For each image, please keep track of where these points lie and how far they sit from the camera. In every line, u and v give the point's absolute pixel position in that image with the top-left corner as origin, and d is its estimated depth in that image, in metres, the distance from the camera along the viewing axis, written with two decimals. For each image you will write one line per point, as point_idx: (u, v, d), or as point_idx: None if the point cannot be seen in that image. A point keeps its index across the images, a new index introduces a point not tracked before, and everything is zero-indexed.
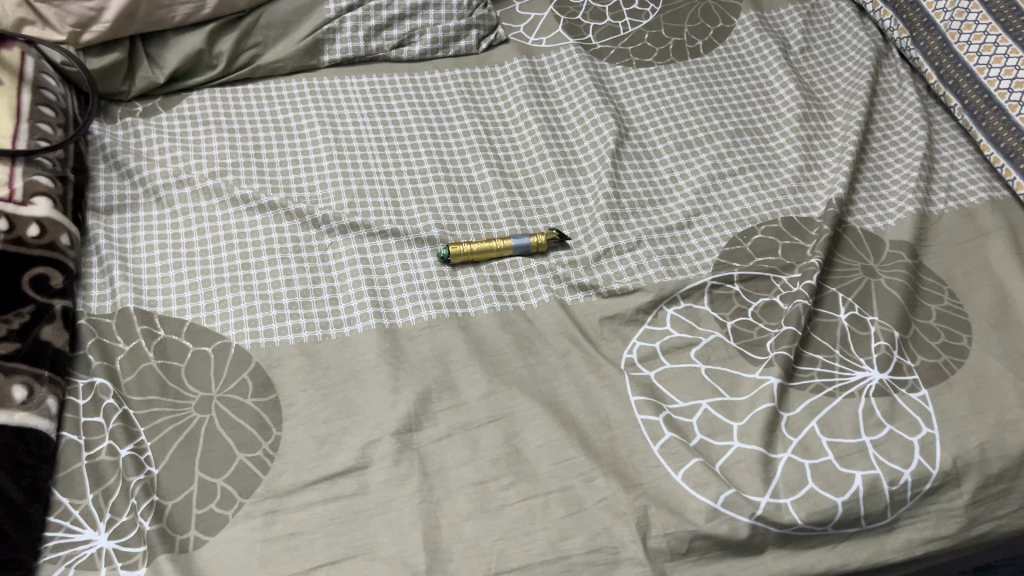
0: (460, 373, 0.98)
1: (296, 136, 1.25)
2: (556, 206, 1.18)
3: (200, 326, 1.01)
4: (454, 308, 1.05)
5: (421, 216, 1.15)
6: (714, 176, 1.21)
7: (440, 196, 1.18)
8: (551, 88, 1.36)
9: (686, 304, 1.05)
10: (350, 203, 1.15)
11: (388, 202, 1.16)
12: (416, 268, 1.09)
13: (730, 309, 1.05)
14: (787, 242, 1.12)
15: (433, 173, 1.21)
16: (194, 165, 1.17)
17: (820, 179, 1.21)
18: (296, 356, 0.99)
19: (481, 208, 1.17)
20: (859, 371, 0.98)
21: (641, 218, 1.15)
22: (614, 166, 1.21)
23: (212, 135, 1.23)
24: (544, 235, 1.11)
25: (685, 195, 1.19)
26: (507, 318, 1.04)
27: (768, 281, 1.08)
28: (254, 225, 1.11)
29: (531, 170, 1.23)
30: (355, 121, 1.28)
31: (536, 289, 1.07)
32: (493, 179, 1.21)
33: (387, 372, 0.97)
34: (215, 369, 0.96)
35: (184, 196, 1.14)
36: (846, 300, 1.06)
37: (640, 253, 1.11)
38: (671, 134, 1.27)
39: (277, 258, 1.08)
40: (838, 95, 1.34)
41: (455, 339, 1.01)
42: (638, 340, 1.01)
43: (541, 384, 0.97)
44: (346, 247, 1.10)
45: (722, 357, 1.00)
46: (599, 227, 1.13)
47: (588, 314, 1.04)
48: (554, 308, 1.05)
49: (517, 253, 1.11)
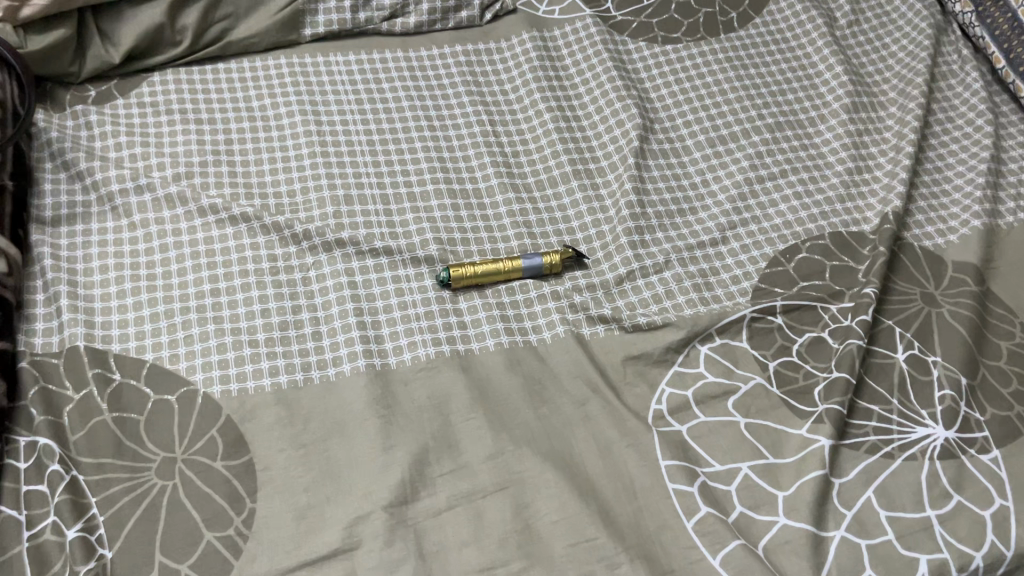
0: (462, 428, 0.84)
1: (274, 127, 1.09)
2: (570, 215, 1.03)
3: (162, 368, 0.87)
4: (455, 344, 0.91)
5: (417, 228, 1.00)
6: (752, 180, 1.06)
7: (439, 203, 1.03)
8: (565, 67, 1.19)
9: (722, 340, 0.92)
10: (335, 212, 1.00)
11: (379, 210, 1.01)
12: (412, 293, 0.95)
13: (772, 347, 0.91)
14: (836, 263, 0.98)
15: (430, 174, 1.06)
16: (156, 166, 1.02)
17: (872, 184, 1.06)
18: (273, 406, 0.85)
19: (486, 217, 1.03)
20: (920, 428, 0.85)
21: (669, 232, 1.01)
22: (638, 167, 1.05)
23: (176, 126, 1.07)
24: (555, 252, 0.97)
25: (718, 203, 1.04)
26: (516, 356, 0.90)
27: (815, 313, 0.94)
28: (225, 241, 0.97)
29: (541, 170, 1.08)
30: (342, 107, 1.12)
31: (549, 319, 0.94)
32: (499, 181, 1.06)
33: (378, 428, 0.84)
34: (179, 425, 0.83)
35: (143, 205, 0.99)
36: (904, 337, 0.92)
37: (667, 276, 0.97)
38: (702, 127, 1.12)
39: (251, 281, 0.94)
40: (890, 79, 1.18)
41: (455, 384, 0.87)
42: (667, 386, 0.88)
43: (556, 440, 0.84)
44: (331, 268, 0.95)
45: (763, 408, 0.87)
46: (621, 244, 0.99)
47: (609, 352, 0.91)
48: (569, 345, 0.91)
49: (527, 275, 0.97)
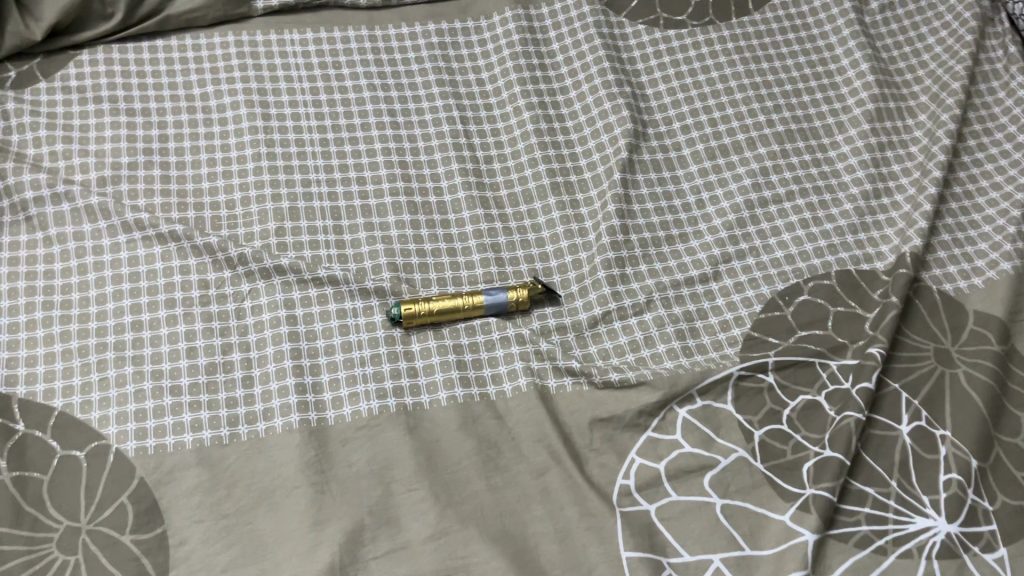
0: (404, 501, 0.75)
1: (216, 121, 0.96)
2: (545, 238, 0.92)
3: (71, 418, 0.78)
4: (402, 396, 0.81)
5: (370, 250, 0.89)
6: (753, 203, 0.93)
7: (397, 218, 0.91)
8: (551, 54, 1.05)
9: (703, 402, 0.81)
10: (277, 229, 0.89)
11: (329, 227, 0.90)
12: (358, 331, 0.84)
13: (760, 412, 0.81)
14: (841, 310, 0.87)
15: (390, 181, 0.94)
16: (78, 167, 0.91)
17: (890, 211, 0.93)
18: (193, 467, 0.76)
19: (449, 237, 0.91)
20: (920, 518, 0.75)
21: (654, 264, 0.89)
22: (624, 184, 0.93)
23: (104, 117, 0.95)
24: (523, 286, 0.87)
25: (713, 229, 0.92)
26: (470, 413, 0.80)
27: (812, 371, 0.83)
28: (151, 263, 0.86)
29: (516, 181, 0.96)
30: (294, 96, 0.99)
31: (511, 368, 0.83)
32: (467, 194, 0.94)
33: (309, 499, 0.75)
34: (86, 488, 0.74)
35: (61, 216, 0.88)
36: (911, 404, 0.81)
37: (648, 319, 0.86)
38: (701, 133, 0.98)
39: (178, 313, 0.84)
40: (922, 80, 1.03)
41: (400, 447, 0.78)
42: (637, 456, 0.78)
43: (507, 519, 0.75)
44: (270, 299, 0.85)
45: (743, 486, 0.77)
46: (598, 278, 0.88)
47: (575, 412, 0.81)
48: (531, 402, 0.81)
49: (490, 313, 0.86)
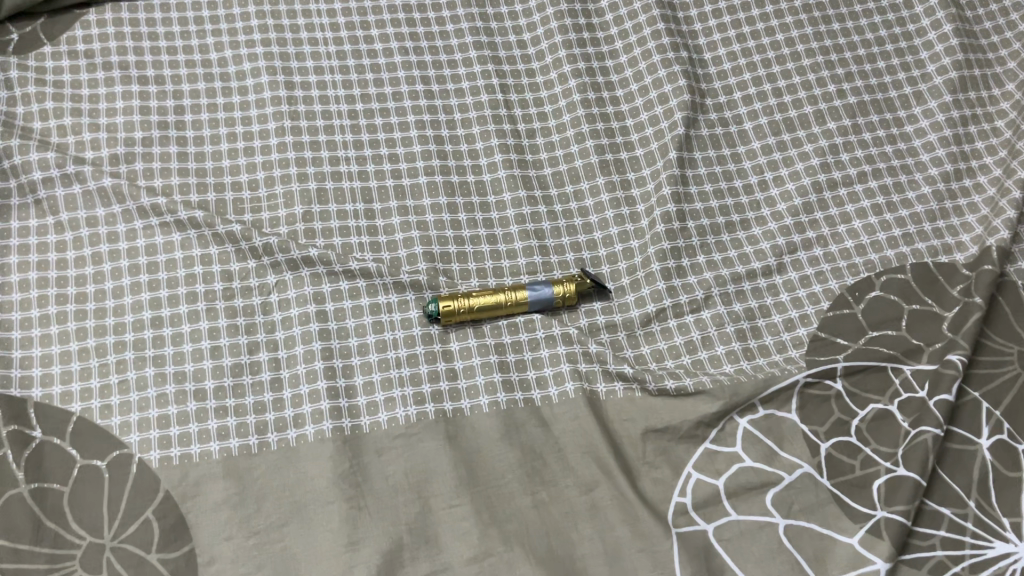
0: (444, 518, 0.70)
1: (236, 90, 0.89)
2: (593, 224, 0.85)
3: (90, 424, 0.72)
4: (441, 402, 0.76)
5: (404, 238, 0.82)
6: (821, 185, 0.86)
7: (433, 201, 0.84)
8: (599, 13, 0.96)
9: (765, 412, 0.76)
10: (304, 214, 0.82)
11: (360, 211, 0.83)
12: (393, 329, 0.78)
13: (827, 423, 0.75)
14: (917, 307, 0.79)
15: (424, 158, 0.87)
16: (88, 143, 0.84)
17: (972, 195, 0.85)
18: (221, 480, 0.71)
19: (490, 223, 0.84)
20: (999, 544, 0.70)
21: (712, 255, 0.83)
22: (680, 164, 0.85)
23: (115, 86, 0.87)
24: (570, 280, 0.80)
25: (776, 215, 0.85)
26: (514, 420, 0.75)
27: (884, 376, 0.77)
28: (171, 252, 0.80)
29: (561, 159, 0.88)
30: (320, 62, 0.91)
31: (557, 371, 0.77)
32: (507, 173, 0.86)
33: (343, 515, 0.70)
34: (109, 501, 0.69)
35: (73, 199, 0.81)
36: (992, 415, 0.75)
37: (707, 317, 0.79)
38: (765, 104, 0.90)
39: (200, 308, 0.78)
40: (1010, 44, 0.94)
41: (440, 458, 0.73)
42: (694, 471, 0.73)
43: (554, 538, 0.70)
44: (298, 293, 0.79)
45: (808, 505, 0.72)
46: (652, 271, 0.81)
47: (626, 421, 0.75)
48: (579, 410, 0.75)
49: (534, 309, 0.80)
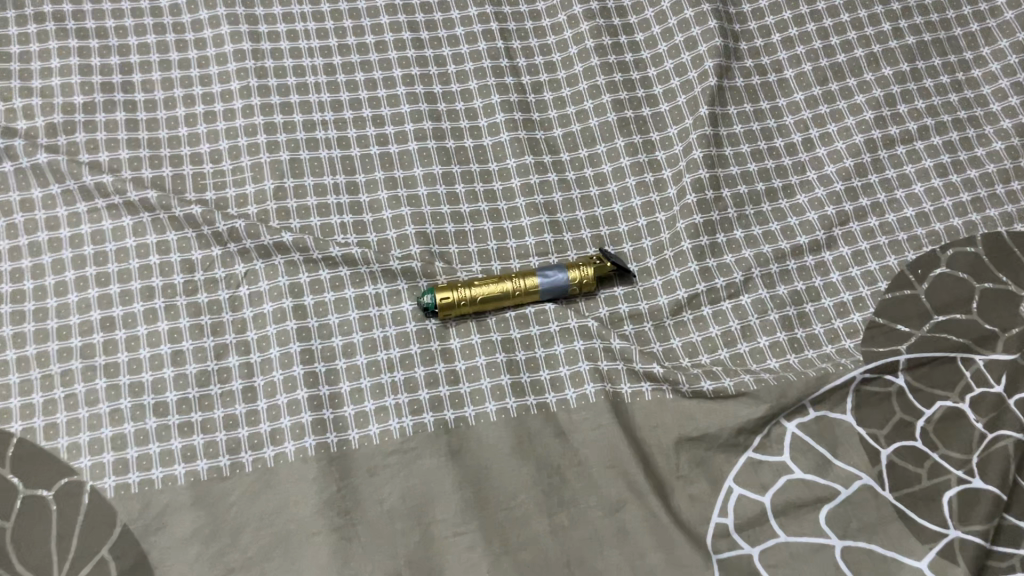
0: (448, 548, 0.60)
1: (193, 43, 0.78)
2: (611, 194, 0.75)
3: (33, 447, 0.61)
4: (442, 410, 0.65)
5: (393, 216, 0.73)
6: (876, 143, 0.76)
7: (426, 171, 0.75)
8: None
9: (817, 414, 0.65)
10: (276, 190, 0.72)
11: (341, 185, 0.73)
12: (382, 325, 0.68)
13: (888, 424, 0.65)
14: (990, 286, 0.69)
15: (414, 120, 0.77)
16: (21, 112, 0.72)
17: None
18: (189, 509, 0.61)
19: (492, 195, 0.75)
20: None
21: (750, 229, 0.74)
22: (712, 120, 0.76)
23: (50, 42, 0.76)
24: (588, 263, 0.70)
25: (825, 180, 0.75)
26: (526, 431, 0.65)
27: (952, 369, 0.66)
28: (122, 239, 0.69)
29: (573, 117, 0.79)
30: (289, 9, 0.81)
31: (575, 371, 0.67)
32: (511, 136, 0.77)
33: (331, 548, 0.60)
34: (58, 538, 0.58)
35: (3, 178, 0.70)
36: None
37: (747, 304, 0.70)
38: (808, 48, 0.81)
39: (157, 306, 0.67)
40: None
41: (442, 478, 0.63)
42: (735, 485, 0.63)
43: (578, 567, 0.60)
44: (271, 285, 0.69)
45: (869, 524, 0.62)
46: (682, 250, 0.72)
47: (656, 429, 0.65)
48: (601, 417, 0.65)
49: (545, 297, 0.70)
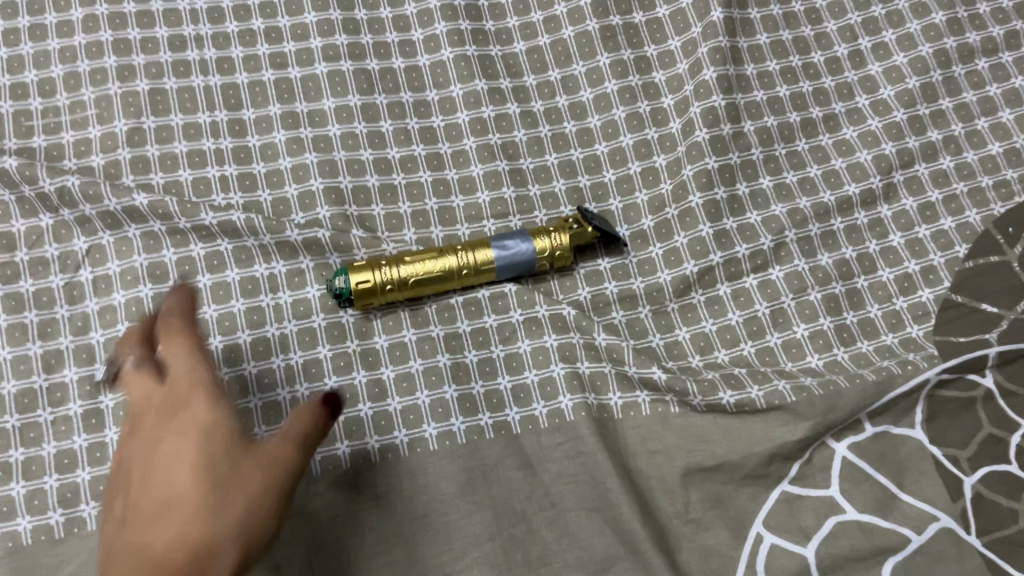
0: None
1: None
2: (592, 129, 0.58)
3: None
4: (363, 438, 0.47)
5: (294, 166, 0.54)
6: (950, 57, 0.59)
7: (339, 102, 0.56)
8: None
9: (874, 431, 0.48)
10: (131, 134, 0.53)
11: (221, 125, 0.55)
12: (278, 320, 0.50)
13: (972, 443, 0.47)
14: None
15: (322, 34, 0.58)
16: None
17: None
18: None
19: (431, 134, 0.57)
20: None
21: (781, 176, 0.57)
22: (728, 28, 0.59)
23: None
24: (561, 228, 0.52)
25: (882, 106, 0.58)
26: (481, 466, 0.47)
27: None
28: None
29: (541, 25, 0.61)
30: None
31: (546, 376, 0.50)
32: (456, 53, 0.59)
33: None
34: None
35: None
36: None
37: (779, 282, 0.53)
38: None
39: None
40: None
41: (364, 537, 0.45)
42: (766, 533, 0.46)
43: None
44: (123, 266, 0.50)
45: None
46: (690, 207, 0.55)
47: (656, 457, 0.48)
48: (584, 442, 0.48)
49: (503, 277, 0.52)
